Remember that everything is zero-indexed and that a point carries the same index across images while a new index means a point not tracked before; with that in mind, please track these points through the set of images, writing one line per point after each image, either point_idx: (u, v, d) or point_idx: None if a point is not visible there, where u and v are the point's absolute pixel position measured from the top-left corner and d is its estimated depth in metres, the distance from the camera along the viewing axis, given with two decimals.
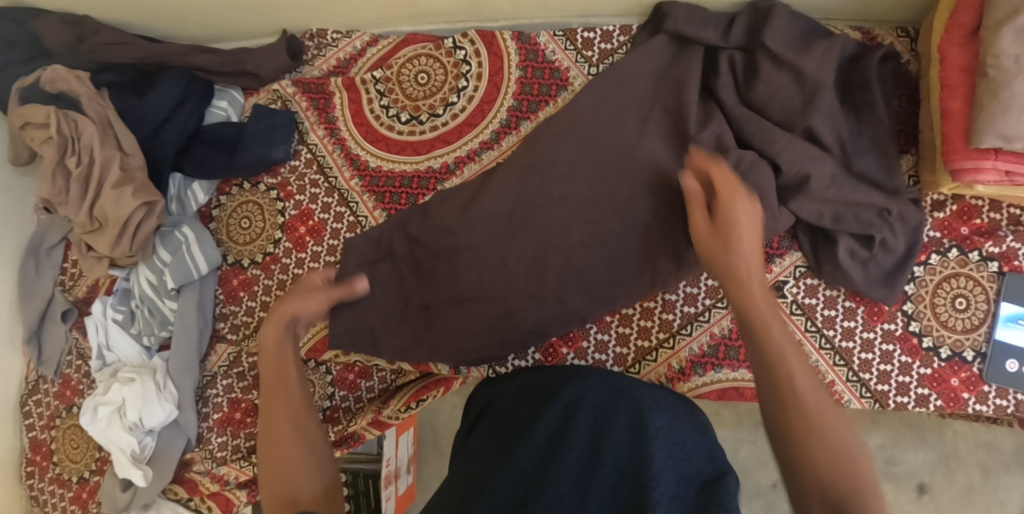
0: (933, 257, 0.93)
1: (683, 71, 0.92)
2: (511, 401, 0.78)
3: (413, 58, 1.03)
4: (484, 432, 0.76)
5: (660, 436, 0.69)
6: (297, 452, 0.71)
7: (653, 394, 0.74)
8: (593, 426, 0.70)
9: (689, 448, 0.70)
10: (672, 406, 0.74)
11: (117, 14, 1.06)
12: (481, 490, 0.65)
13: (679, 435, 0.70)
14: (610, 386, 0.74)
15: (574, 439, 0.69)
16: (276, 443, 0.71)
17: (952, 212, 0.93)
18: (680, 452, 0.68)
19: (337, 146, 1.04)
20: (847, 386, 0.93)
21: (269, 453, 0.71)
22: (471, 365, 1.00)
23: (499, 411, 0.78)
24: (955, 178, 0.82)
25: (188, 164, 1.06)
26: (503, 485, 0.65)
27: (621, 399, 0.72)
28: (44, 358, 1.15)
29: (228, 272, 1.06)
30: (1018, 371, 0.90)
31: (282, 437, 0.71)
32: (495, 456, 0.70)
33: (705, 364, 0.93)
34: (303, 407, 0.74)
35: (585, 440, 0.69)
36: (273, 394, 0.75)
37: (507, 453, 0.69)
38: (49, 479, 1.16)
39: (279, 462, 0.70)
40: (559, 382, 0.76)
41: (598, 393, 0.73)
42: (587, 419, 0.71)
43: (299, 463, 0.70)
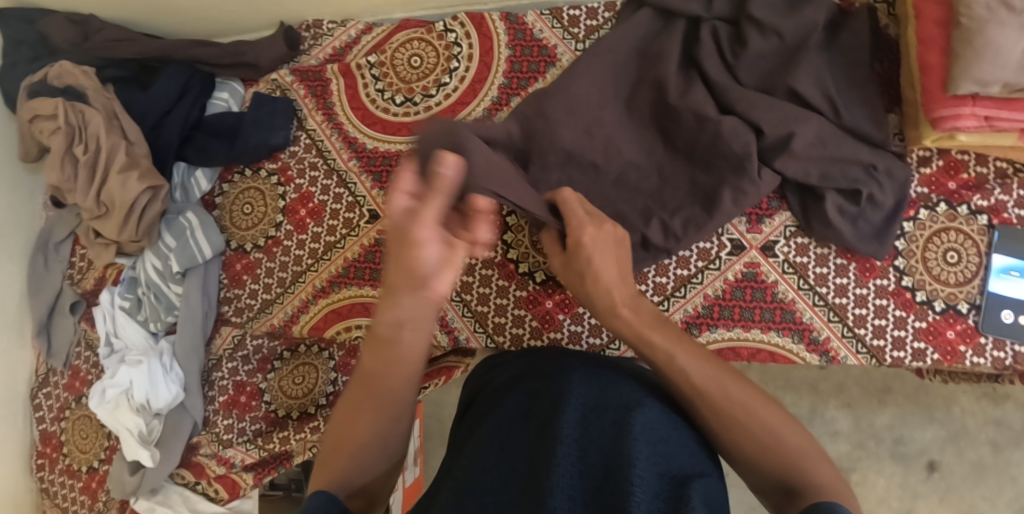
0: (922, 213, 0.94)
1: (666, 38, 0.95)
2: (501, 397, 0.78)
3: (406, 42, 1.06)
4: (472, 429, 0.76)
5: (646, 427, 0.68)
6: (377, 416, 0.70)
7: (641, 387, 0.75)
8: (581, 420, 0.69)
9: (676, 439, 0.69)
10: (660, 396, 0.75)
11: (120, 12, 1.11)
12: (473, 493, 0.65)
13: (663, 433, 0.69)
14: (599, 380, 0.74)
15: (564, 432, 0.67)
16: (357, 411, 0.70)
17: (938, 168, 0.95)
18: (665, 444, 0.68)
19: (334, 130, 1.07)
20: (843, 342, 0.93)
21: (355, 406, 0.70)
22: (470, 335, 0.99)
23: (488, 406, 0.78)
24: (935, 127, 0.84)
25: (190, 152, 1.09)
26: (494, 490, 0.65)
27: (609, 394, 0.72)
28: (53, 350, 1.18)
29: (232, 257, 1.08)
30: (1014, 322, 0.91)
31: (362, 409, 0.70)
32: (483, 456, 0.69)
33: (700, 324, 0.95)
34: (398, 384, 0.70)
35: (574, 435, 0.67)
36: (376, 352, 0.70)
37: (494, 453, 0.69)
38: (59, 470, 1.18)
39: (360, 417, 0.70)
40: (550, 381, 0.75)
41: (586, 387, 0.73)
42: (577, 411, 0.70)
43: (372, 435, 0.69)
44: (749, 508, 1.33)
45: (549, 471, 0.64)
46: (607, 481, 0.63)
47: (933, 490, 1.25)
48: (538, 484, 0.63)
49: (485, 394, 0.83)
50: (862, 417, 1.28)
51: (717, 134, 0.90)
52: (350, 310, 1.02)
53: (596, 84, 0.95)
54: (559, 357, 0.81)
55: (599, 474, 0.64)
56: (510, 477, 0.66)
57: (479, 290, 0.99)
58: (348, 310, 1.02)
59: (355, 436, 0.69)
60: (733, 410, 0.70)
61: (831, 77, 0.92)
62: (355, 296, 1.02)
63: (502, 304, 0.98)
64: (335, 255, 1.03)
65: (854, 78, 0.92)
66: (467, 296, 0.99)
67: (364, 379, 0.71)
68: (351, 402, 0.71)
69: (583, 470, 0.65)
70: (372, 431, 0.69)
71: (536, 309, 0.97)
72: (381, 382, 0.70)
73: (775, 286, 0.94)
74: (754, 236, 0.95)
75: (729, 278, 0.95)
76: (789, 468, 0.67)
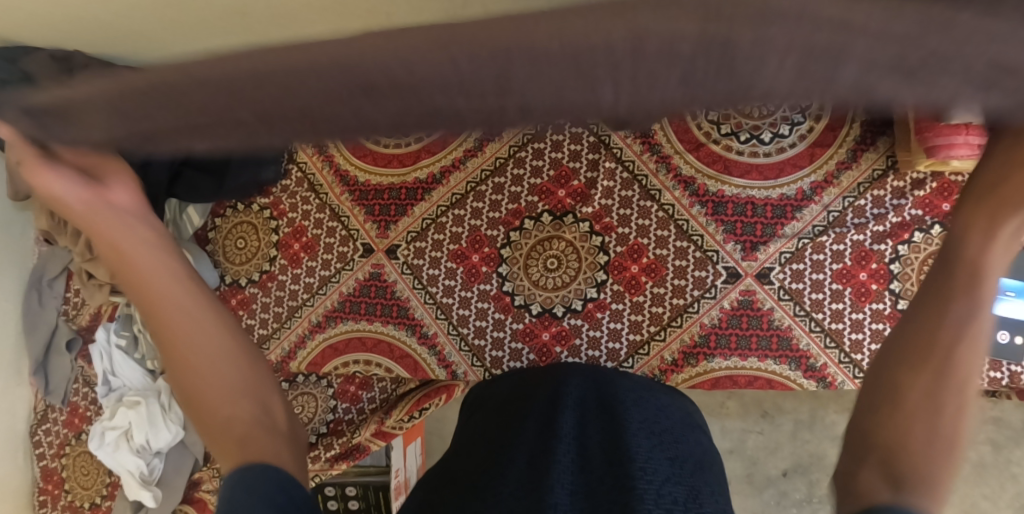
0: (916, 236, 0.89)
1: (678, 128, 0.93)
2: (498, 404, 0.81)
3: None
4: (474, 434, 0.77)
5: (643, 426, 0.71)
6: (223, 390, 0.58)
7: (637, 391, 0.80)
8: (579, 421, 0.72)
9: (669, 434, 0.73)
10: (653, 399, 0.80)
11: (106, 49, 1.09)
12: (486, 486, 0.63)
13: (656, 432, 0.72)
14: (593, 385, 0.79)
15: (563, 431, 0.68)
16: (186, 371, 0.57)
17: (932, 189, 0.89)
18: (664, 442, 0.71)
19: (325, 162, 1.05)
20: (840, 368, 0.90)
21: (191, 390, 0.57)
22: (468, 369, 0.98)
23: (491, 411, 0.81)
24: (929, 155, 0.83)
25: (181, 190, 1.06)
26: (506, 481, 0.63)
27: (603, 398, 0.76)
28: (51, 388, 1.19)
29: (227, 292, 1.08)
30: (1009, 342, 0.92)
31: (191, 368, 0.57)
32: (489, 461, 0.68)
33: (697, 354, 0.93)
34: (183, 319, 0.57)
35: (573, 433, 0.68)
36: (155, 318, 0.57)
37: (500, 455, 0.68)
38: (62, 507, 1.20)
39: (205, 375, 0.58)
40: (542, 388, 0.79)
41: (582, 393, 0.77)
42: (575, 413, 0.73)
43: (235, 406, 0.57)
44: None
45: (550, 467, 0.63)
46: (607, 475, 0.62)
47: None
48: (541, 475, 0.62)
49: (487, 405, 0.83)
50: None
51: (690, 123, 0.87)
52: (346, 346, 1.02)
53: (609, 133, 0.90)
54: (551, 369, 0.84)
55: (600, 466, 0.64)
56: (511, 468, 0.65)
57: (476, 323, 0.98)
58: (345, 346, 1.02)
59: (223, 417, 0.57)
60: (945, 399, 0.49)
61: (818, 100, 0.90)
62: (352, 331, 1.02)
63: (499, 337, 0.97)
64: (331, 290, 1.03)
65: None
66: (463, 330, 0.99)
67: (166, 352, 0.57)
68: (183, 394, 0.57)
69: (586, 464, 0.64)
70: (237, 403, 0.58)
71: (533, 341, 0.97)
72: (197, 344, 0.57)
73: (771, 313, 0.92)
74: (750, 263, 0.93)
75: (725, 307, 0.93)
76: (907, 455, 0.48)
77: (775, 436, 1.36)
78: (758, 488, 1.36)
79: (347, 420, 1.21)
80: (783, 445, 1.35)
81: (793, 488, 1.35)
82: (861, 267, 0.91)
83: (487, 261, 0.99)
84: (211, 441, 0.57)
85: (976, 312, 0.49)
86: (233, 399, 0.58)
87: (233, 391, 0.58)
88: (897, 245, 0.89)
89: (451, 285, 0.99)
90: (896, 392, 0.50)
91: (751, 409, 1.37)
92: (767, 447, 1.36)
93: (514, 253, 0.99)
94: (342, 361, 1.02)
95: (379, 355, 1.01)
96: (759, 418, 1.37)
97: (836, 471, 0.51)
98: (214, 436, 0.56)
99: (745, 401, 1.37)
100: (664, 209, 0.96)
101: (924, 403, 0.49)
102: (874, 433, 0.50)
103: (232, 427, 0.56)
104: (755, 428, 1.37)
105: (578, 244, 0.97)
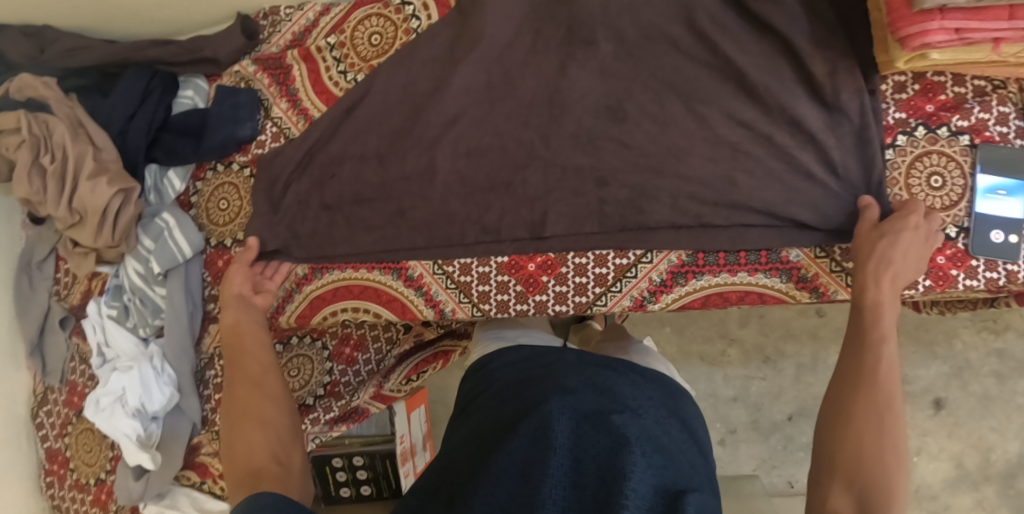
0: (900, 139, 0.92)
1: (665, 69, 0.93)
2: (494, 395, 0.81)
3: (364, 20, 1.04)
4: (469, 433, 0.77)
5: (641, 437, 0.69)
6: (254, 420, 0.84)
7: (636, 394, 0.77)
8: (573, 429, 0.70)
9: (666, 446, 0.71)
10: (652, 407, 0.76)
11: (77, 21, 1.09)
12: (471, 499, 0.66)
13: (653, 440, 0.70)
14: (592, 387, 0.76)
15: (557, 439, 0.69)
16: (244, 404, 0.85)
17: (915, 92, 0.93)
18: (661, 452, 0.70)
19: (300, 116, 1.04)
20: (832, 277, 0.89)
21: (241, 419, 0.84)
22: (455, 307, 0.98)
23: (484, 408, 0.80)
24: (905, 48, 0.81)
25: (160, 154, 1.07)
26: (492, 493, 0.66)
27: (601, 400, 0.74)
28: (48, 368, 1.19)
29: (212, 254, 1.07)
30: (1003, 241, 0.89)
31: (248, 401, 0.85)
32: (480, 463, 0.70)
33: (686, 273, 0.93)
34: (257, 349, 0.91)
35: (568, 443, 0.69)
36: (239, 366, 0.89)
37: (491, 457, 0.69)
38: (69, 486, 1.20)
39: (250, 408, 0.85)
40: (541, 382, 0.77)
41: (580, 393, 0.74)
42: (569, 420, 0.71)
43: (264, 434, 0.82)
44: (760, 463, 1.34)
45: (541, 484, 0.65)
46: (599, 492, 0.65)
47: (941, 427, 1.25)
48: (533, 493, 0.65)
49: (481, 400, 0.83)
50: None
51: (668, 100, 0.92)
52: (335, 295, 1.02)
53: (588, 90, 0.94)
54: (555, 360, 0.82)
55: (593, 484, 0.65)
56: (502, 482, 0.67)
57: (461, 261, 0.97)
58: (332, 295, 1.01)
59: (251, 445, 0.81)
60: (885, 412, 0.73)
61: (787, 12, 0.90)
62: (339, 280, 1.01)
63: (485, 272, 0.97)
64: None
65: (811, 4, 0.90)
66: (449, 268, 0.98)
67: (235, 389, 0.87)
68: (232, 423, 0.84)
69: (578, 479, 0.66)
70: (263, 434, 0.82)
71: (519, 273, 0.96)
72: (248, 387, 0.87)
73: None
74: None
75: None
76: (864, 462, 0.71)
77: (778, 381, 1.33)
78: (764, 434, 1.33)
79: (344, 382, 1.17)
80: (787, 389, 1.33)
81: (800, 431, 1.32)
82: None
83: None
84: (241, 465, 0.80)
85: (877, 342, 0.77)
86: (261, 431, 0.82)
87: (263, 420, 0.84)
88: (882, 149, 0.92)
89: None
90: (843, 418, 0.74)
91: (753, 356, 1.34)
92: (770, 393, 1.33)
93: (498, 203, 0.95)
94: (331, 311, 1.02)
95: (367, 301, 1.01)
96: (761, 364, 1.34)
97: (811, 489, 0.74)
98: (241, 463, 0.80)
99: (746, 348, 1.34)
100: None
101: (864, 421, 0.73)
102: (838, 460, 0.72)
103: (256, 457, 0.80)
104: (757, 375, 1.34)
105: None
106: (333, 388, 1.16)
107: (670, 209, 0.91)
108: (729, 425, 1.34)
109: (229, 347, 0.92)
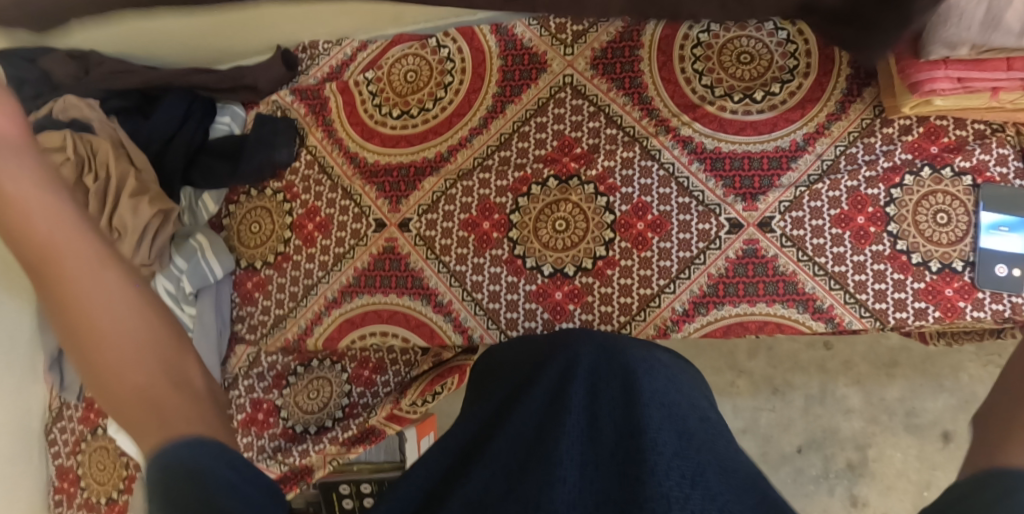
0: (907, 178, 0.95)
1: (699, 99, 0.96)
2: (506, 364, 0.83)
3: (401, 58, 1.09)
4: (484, 394, 0.79)
5: (655, 394, 0.71)
6: (138, 351, 0.55)
7: (648, 357, 0.77)
8: (588, 389, 0.72)
9: (680, 405, 0.72)
10: (665, 367, 0.77)
11: (122, 47, 1.13)
12: (488, 452, 0.67)
13: (669, 397, 0.72)
14: (604, 348, 0.77)
15: (572, 402, 0.70)
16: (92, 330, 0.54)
17: (920, 134, 0.97)
18: (675, 408, 0.71)
19: (336, 145, 1.09)
20: (847, 308, 0.95)
21: (90, 345, 0.54)
22: (483, 333, 1.01)
23: (499, 373, 0.82)
24: (914, 91, 0.89)
25: (197, 175, 1.11)
26: (510, 447, 0.67)
27: (614, 361, 0.75)
28: (67, 384, 1.16)
29: (242, 276, 1.11)
30: (1008, 275, 0.92)
31: (95, 320, 0.54)
32: (494, 423, 0.72)
33: (707, 303, 0.97)
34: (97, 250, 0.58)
35: (584, 403, 0.70)
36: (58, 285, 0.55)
37: (506, 416, 0.71)
38: (78, 505, 1.19)
39: (103, 327, 0.54)
40: (552, 349, 0.79)
41: (593, 357, 0.76)
42: (584, 383, 0.73)
43: (142, 363, 0.55)
44: None
45: (558, 440, 0.66)
46: (618, 447, 0.66)
47: (950, 459, 1.28)
48: (549, 449, 0.65)
49: (492, 369, 0.85)
50: (872, 392, 1.32)
51: None
52: (364, 319, 1.05)
53: None
54: (565, 330, 0.85)
55: (610, 440, 0.67)
56: (518, 439, 0.68)
57: (490, 288, 1.01)
58: (364, 318, 1.05)
59: (127, 375, 0.54)
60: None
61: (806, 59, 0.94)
62: (367, 304, 1.05)
63: (513, 299, 1.01)
64: (345, 265, 1.06)
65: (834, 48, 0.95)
66: (478, 295, 1.02)
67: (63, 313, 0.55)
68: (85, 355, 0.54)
69: (594, 436, 0.67)
70: (138, 364, 0.54)
71: (546, 301, 1.00)
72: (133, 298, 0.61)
73: (776, 260, 0.96)
74: (751, 213, 0.97)
75: (731, 256, 0.97)
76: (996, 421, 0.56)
77: (787, 412, 1.36)
78: (774, 466, 1.35)
79: (362, 404, 1.17)
80: (796, 421, 1.35)
81: (809, 464, 1.34)
82: (859, 212, 0.96)
83: (498, 227, 1.02)
84: (121, 395, 0.53)
85: None
86: (147, 358, 0.54)
87: (132, 347, 0.54)
88: (889, 189, 0.95)
89: (463, 252, 1.03)
90: None
91: (762, 386, 1.37)
92: (780, 424, 1.36)
93: (523, 218, 1.02)
94: (359, 334, 1.05)
95: (395, 326, 1.04)
96: (770, 395, 1.36)
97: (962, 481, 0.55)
98: (123, 412, 0.53)
99: (755, 379, 1.37)
100: (665, 167, 1.00)
101: None
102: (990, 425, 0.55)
103: (137, 396, 0.53)
104: (767, 406, 1.36)
105: (585, 205, 1.00)
106: (351, 412, 1.17)
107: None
108: None
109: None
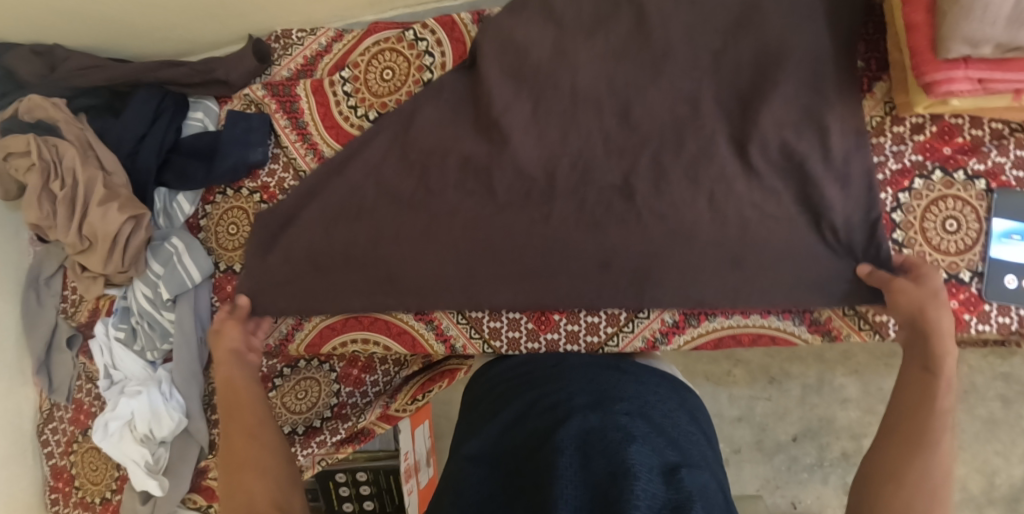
0: (917, 182, 0.90)
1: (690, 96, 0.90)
2: (501, 399, 0.80)
3: (377, 53, 1.02)
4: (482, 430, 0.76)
5: (648, 434, 0.68)
6: (264, 472, 0.79)
7: (641, 396, 0.76)
8: (582, 425, 0.68)
9: (674, 442, 0.71)
10: (659, 402, 0.77)
11: (87, 39, 1.07)
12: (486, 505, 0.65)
13: (659, 437, 0.69)
14: (594, 388, 0.76)
15: (562, 438, 0.66)
16: (239, 455, 0.80)
17: (932, 134, 0.91)
18: (667, 447, 0.69)
19: (310, 150, 1.03)
20: (845, 321, 0.90)
21: (237, 468, 0.79)
22: (466, 342, 0.98)
23: (495, 408, 0.79)
24: (928, 93, 0.81)
25: (170, 176, 1.06)
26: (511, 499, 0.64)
27: (603, 397, 0.74)
28: (55, 386, 1.18)
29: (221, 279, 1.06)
30: (1017, 286, 0.88)
31: (242, 449, 0.80)
32: (494, 472, 0.69)
33: (699, 315, 0.93)
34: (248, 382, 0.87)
35: (576, 440, 0.66)
36: (233, 416, 0.84)
37: (505, 467, 0.69)
38: (74, 504, 1.20)
39: (248, 451, 0.80)
40: (547, 386, 0.77)
41: (583, 395, 0.74)
42: (577, 419, 0.69)
43: (265, 480, 0.78)
44: (763, 483, 1.34)
45: (552, 482, 0.61)
46: (609, 488, 0.60)
47: None
48: (544, 492, 0.61)
49: (486, 403, 0.82)
50: (870, 382, 1.29)
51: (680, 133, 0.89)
52: (345, 325, 1.02)
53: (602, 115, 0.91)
54: (561, 365, 0.83)
55: (604, 478, 0.62)
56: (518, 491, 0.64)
57: None
58: (343, 325, 1.02)
59: (250, 491, 0.77)
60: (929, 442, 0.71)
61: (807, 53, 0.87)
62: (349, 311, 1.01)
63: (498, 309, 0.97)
64: None
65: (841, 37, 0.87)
66: None
67: (231, 439, 0.82)
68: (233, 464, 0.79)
69: (588, 473, 0.63)
70: (262, 482, 0.78)
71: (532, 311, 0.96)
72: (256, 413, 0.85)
73: None
74: None
75: None
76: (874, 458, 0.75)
77: (783, 402, 1.33)
78: (768, 454, 1.33)
79: (351, 404, 1.16)
80: (793, 410, 1.32)
81: (803, 453, 1.32)
82: None
83: None
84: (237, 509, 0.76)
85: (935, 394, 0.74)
86: (264, 479, 0.78)
87: (267, 463, 0.79)
88: (898, 193, 0.90)
89: None
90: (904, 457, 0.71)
91: (759, 376, 1.34)
92: (775, 413, 1.33)
93: None
94: (341, 340, 1.02)
95: (377, 333, 1.01)
96: (766, 384, 1.33)
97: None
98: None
99: (752, 368, 1.34)
100: None
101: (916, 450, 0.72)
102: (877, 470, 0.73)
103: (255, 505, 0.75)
104: (763, 395, 1.34)
105: None
106: (339, 412, 1.16)
107: (670, 276, 0.89)
108: (733, 445, 1.35)
109: (223, 401, 0.85)
